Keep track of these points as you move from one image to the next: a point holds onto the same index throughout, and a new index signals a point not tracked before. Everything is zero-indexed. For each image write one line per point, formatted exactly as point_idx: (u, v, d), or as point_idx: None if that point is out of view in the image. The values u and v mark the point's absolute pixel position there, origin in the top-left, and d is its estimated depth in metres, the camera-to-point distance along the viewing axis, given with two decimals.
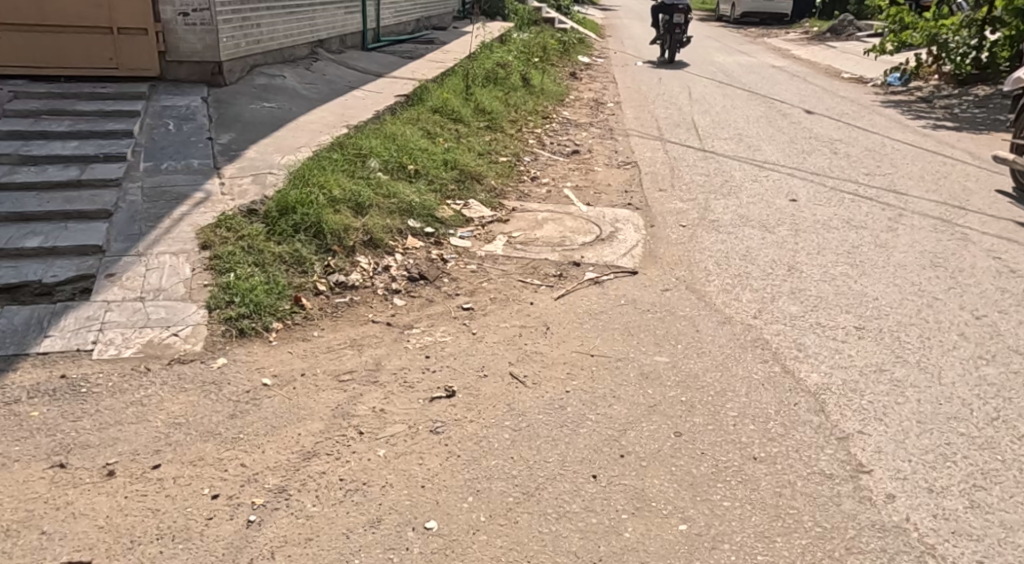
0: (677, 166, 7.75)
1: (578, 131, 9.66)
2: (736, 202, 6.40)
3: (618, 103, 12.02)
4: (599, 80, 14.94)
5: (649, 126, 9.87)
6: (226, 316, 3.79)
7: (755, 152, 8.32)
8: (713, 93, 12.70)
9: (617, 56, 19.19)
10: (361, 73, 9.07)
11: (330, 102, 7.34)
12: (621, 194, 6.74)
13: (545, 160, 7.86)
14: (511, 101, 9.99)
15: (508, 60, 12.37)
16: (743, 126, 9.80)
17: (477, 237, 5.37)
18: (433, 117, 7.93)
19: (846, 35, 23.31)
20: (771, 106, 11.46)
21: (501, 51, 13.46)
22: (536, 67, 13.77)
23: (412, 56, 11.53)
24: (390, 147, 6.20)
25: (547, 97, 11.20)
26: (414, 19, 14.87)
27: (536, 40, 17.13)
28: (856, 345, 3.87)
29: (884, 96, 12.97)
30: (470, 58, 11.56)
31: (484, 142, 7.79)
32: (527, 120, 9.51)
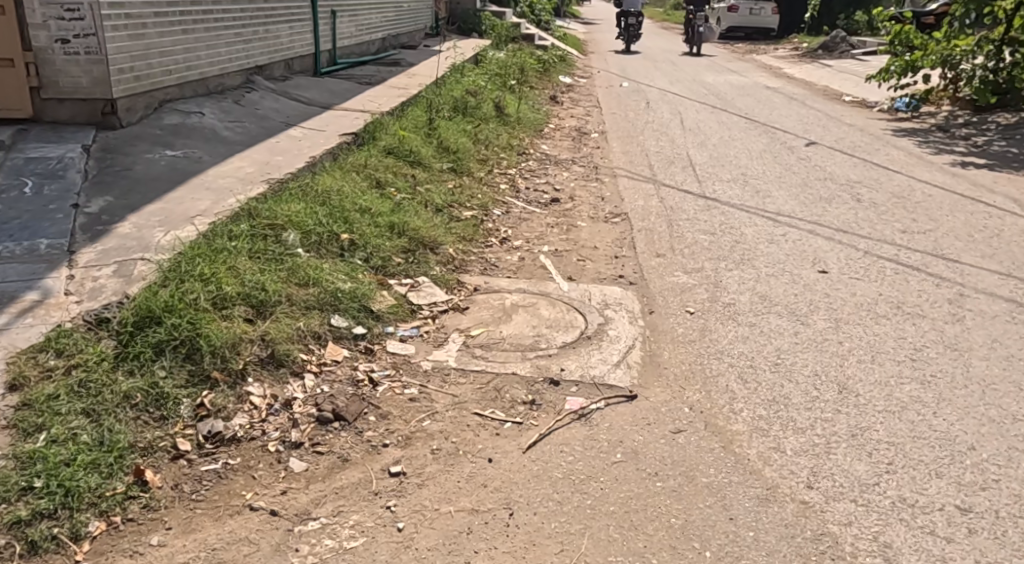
0: (675, 219, 6.53)
1: (558, 170, 8.42)
2: (753, 275, 5.17)
3: (603, 133, 10.81)
4: (581, 104, 13.73)
5: (640, 164, 8.64)
6: (13, 520, 2.53)
7: (765, 199, 7.11)
8: (707, 121, 11.51)
9: (599, 76, 18.01)
10: (304, 105, 7.80)
11: (255, 147, 6.06)
12: (610, 264, 5.50)
13: (518, 213, 6.62)
14: (482, 135, 8.75)
15: (480, 85, 11.14)
16: (747, 164, 8.58)
17: (424, 340, 4.07)
18: (385, 163, 6.66)
19: (840, 51, 22.27)
20: (774, 138, 10.27)
21: (473, 74, 12.21)
22: (512, 91, 12.55)
23: (371, 81, 10.27)
24: (320, 212, 4.90)
25: (524, 129, 9.95)
26: (379, 38, 13.61)
27: (513, 61, 15.91)
28: (962, 546, 2.65)
29: (894, 122, 11.81)
30: (438, 85, 10.30)
31: (444, 194, 6.53)
32: (499, 159, 8.26)
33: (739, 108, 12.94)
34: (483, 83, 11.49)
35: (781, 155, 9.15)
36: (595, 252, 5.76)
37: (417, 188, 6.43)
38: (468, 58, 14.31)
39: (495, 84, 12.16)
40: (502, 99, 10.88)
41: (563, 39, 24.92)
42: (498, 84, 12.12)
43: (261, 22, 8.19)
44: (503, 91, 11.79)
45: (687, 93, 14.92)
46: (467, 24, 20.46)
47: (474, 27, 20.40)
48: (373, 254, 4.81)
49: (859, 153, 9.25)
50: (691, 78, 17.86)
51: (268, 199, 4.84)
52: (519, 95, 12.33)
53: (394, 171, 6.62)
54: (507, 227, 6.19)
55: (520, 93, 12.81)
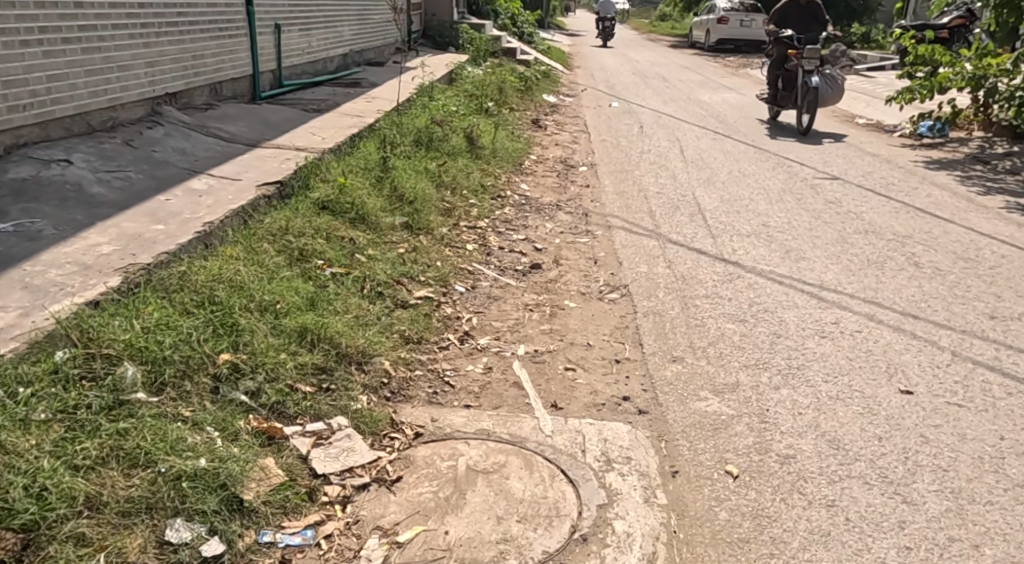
0: (689, 296, 5.08)
1: (540, 220, 6.97)
2: (810, 397, 3.71)
3: (593, 165, 9.37)
4: (567, 128, 12.31)
5: (638, 212, 7.20)
6: None
7: (798, 264, 5.67)
8: (711, 150, 10.11)
9: (586, 95, 16.59)
10: (223, 144, 6.31)
11: (133, 207, 4.56)
12: (608, 379, 4.00)
13: (488, 287, 5.15)
14: (447, 176, 7.27)
15: (451, 111, 9.69)
16: (767, 211, 7.14)
17: (322, 557, 2.63)
18: (315, 224, 5.17)
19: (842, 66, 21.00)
20: (791, 173, 8.84)
21: (444, 97, 10.74)
22: (487, 117, 11.10)
23: (320, 108, 8.78)
24: (191, 322, 3.41)
25: (500, 165, 8.47)
26: (340, 56, 12.14)
27: (491, 79, 14.48)
28: None
29: (923, 150, 10.41)
30: (399, 112, 8.82)
31: (392, 266, 5.05)
32: (469, 207, 6.79)
33: (743, 135, 11.53)
34: (455, 109, 10.04)
35: (805, 196, 7.73)
36: (588, 354, 4.28)
37: (355, 262, 4.95)
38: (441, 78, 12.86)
39: (466, 109, 10.73)
40: (478, 129, 9.42)
41: (547, 52, 23.50)
42: (469, 111, 10.68)
43: (173, 41, 6.69)
44: (478, 118, 10.34)
45: (683, 115, 13.52)
46: (442, 37, 18.98)
47: (450, 41, 18.93)
48: (267, 384, 3.31)
49: (895, 195, 7.81)
50: (685, 97, 16.46)
51: (113, 307, 3.35)
52: (496, 122, 10.89)
53: (326, 236, 5.12)
54: (472, 313, 4.71)
55: (498, 119, 11.36)
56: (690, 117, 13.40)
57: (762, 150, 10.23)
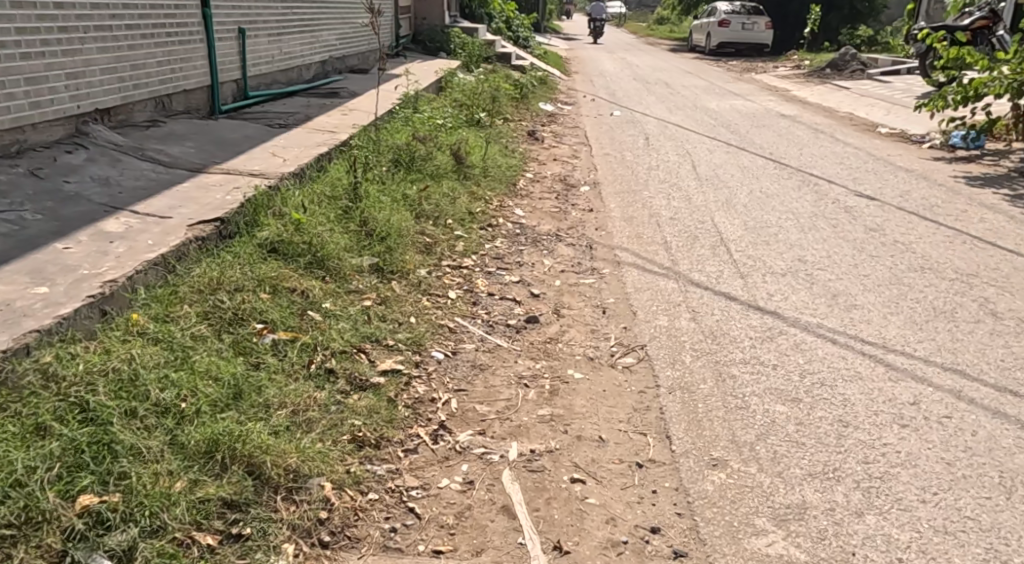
0: (725, 361, 4.10)
1: (538, 254, 6.00)
2: (908, 529, 2.83)
3: (596, 185, 8.41)
4: (566, 141, 11.36)
5: (651, 243, 6.23)
6: None
7: (850, 314, 4.70)
8: (726, 167, 9.16)
9: (585, 102, 15.60)
10: (160, 168, 5.31)
11: (15, 262, 3.56)
12: (629, 494, 3.01)
13: (473, 351, 4.16)
14: (428, 205, 6.28)
15: (437, 126, 8.73)
16: (800, 242, 6.17)
17: None
18: (257, 276, 4.19)
19: (851, 70, 20.16)
20: (820, 193, 7.87)
21: (430, 109, 9.74)
22: (477, 131, 10.11)
23: (288, 122, 7.78)
24: (44, 450, 2.55)
25: (490, 190, 7.47)
26: (318, 63, 11.14)
27: (483, 87, 13.52)
28: None
29: (961, 163, 9.46)
30: (378, 128, 7.84)
31: (352, 328, 4.07)
32: (453, 243, 5.81)
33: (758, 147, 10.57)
34: (442, 123, 9.06)
35: (840, 222, 6.77)
36: (600, 454, 3.27)
37: (304, 325, 3.95)
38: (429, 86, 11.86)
39: (454, 121, 9.74)
40: (467, 145, 8.43)
41: (543, 58, 22.50)
42: (458, 123, 9.69)
43: (103, 48, 5.65)
44: (469, 134, 9.36)
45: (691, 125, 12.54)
46: (433, 43, 17.96)
47: (440, 46, 17.92)
48: (143, 539, 2.43)
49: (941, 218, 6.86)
50: (690, 105, 15.48)
51: None
52: (488, 137, 9.91)
53: (269, 293, 4.14)
54: (450, 390, 3.71)
55: (490, 133, 10.37)
56: (699, 127, 12.40)
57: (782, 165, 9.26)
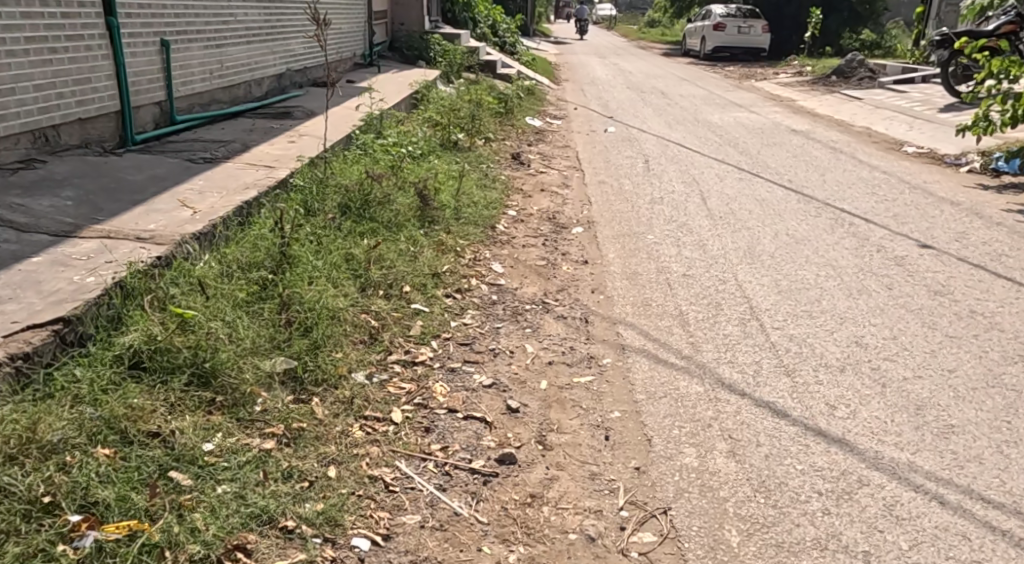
0: (789, 544, 2.86)
1: (519, 334, 4.69)
2: None
3: (590, 226, 7.14)
4: (555, 163, 10.09)
5: (663, 316, 4.94)
6: None
7: (947, 444, 3.42)
8: (742, 200, 7.89)
9: (576, 115, 14.30)
10: (8, 235, 4.02)
11: None
12: None
13: (417, 524, 2.86)
14: (378, 269, 4.96)
15: (403, 155, 7.42)
16: (852, 314, 4.89)
17: None
18: (99, 413, 2.87)
19: (859, 77, 18.97)
20: (859, 236, 6.59)
21: (396, 134, 8.40)
22: (452, 158, 8.81)
23: (217, 155, 6.47)
24: None
25: (463, 241, 6.15)
26: (274, 76, 9.82)
27: (464, 101, 12.25)
28: None
29: (1013, 193, 8.19)
30: (328, 164, 6.52)
31: (232, 499, 2.76)
32: (408, 324, 4.49)
33: (774, 172, 9.27)
34: (408, 153, 7.71)
35: (894, 281, 5.50)
36: None
37: (157, 502, 2.65)
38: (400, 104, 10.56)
39: (424, 147, 8.40)
40: (437, 181, 7.10)
41: (531, 65, 21.23)
42: (428, 150, 8.35)
43: None
44: (441, 163, 8.04)
45: (696, 144, 11.22)
46: (411, 50, 16.68)
47: (419, 54, 16.64)
48: None
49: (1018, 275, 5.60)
50: (691, 118, 14.19)
51: None
52: (465, 167, 8.58)
53: (115, 444, 2.82)
54: None
55: (468, 161, 9.05)
56: (704, 147, 11.10)
57: (806, 197, 7.96)
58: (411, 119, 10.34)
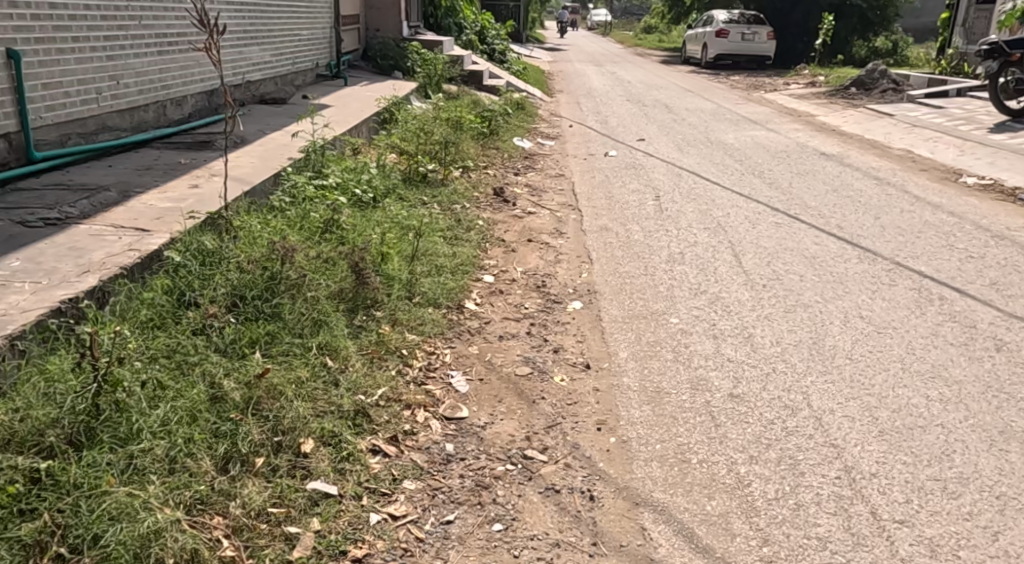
0: None
1: (485, 532, 2.90)
2: None
3: (591, 298, 5.39)
4: (548, 199, 8.35)
5: (714, 491, 3.16)
6: None
7: None
8: (788, 257, 6.13)
9: (571, 136, 12.58)
10: None
11: None
12: None
13: None
14: (258, 424, 3.13)
15: (345, 208, 5.65)
16: (1013, 491, 3.11)
17: None
18: None
19: (883, 91, 17.30)
20: (964, 322, 4.80)
21: (343, 172, 6.60)
22: (415, 204, 7.02)
23: (76, 207, 4.70)
24: None
25: (410, 342, 4.33)
26: (204, 92, 8.06)
27: (441, 122, 10.52)
28: None
29: None
30: (226, 231, 4.69)
31: None
32: (289, 542, 2.70)
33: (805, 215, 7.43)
34: (349, 204, 5.89)
35: None
36: None
37: None
38: (358, 131, 8.79)
39: (377, 192, 6.59)
40: (385, 244, 5.28)
41: (522, 75, 19.53)
42: (382, 198, 6.55)
43: None
44: (398, 213, 6.24)
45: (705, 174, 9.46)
46: (386, 60, 14.96)
47: (395, 64, 14.91)
48: None
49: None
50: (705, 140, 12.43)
51: None
52: (430, 215, 6.76)
53: None
54: None
55: (435, 207, 7.24)
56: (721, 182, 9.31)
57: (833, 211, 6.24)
58: (371, 149, 8.57)
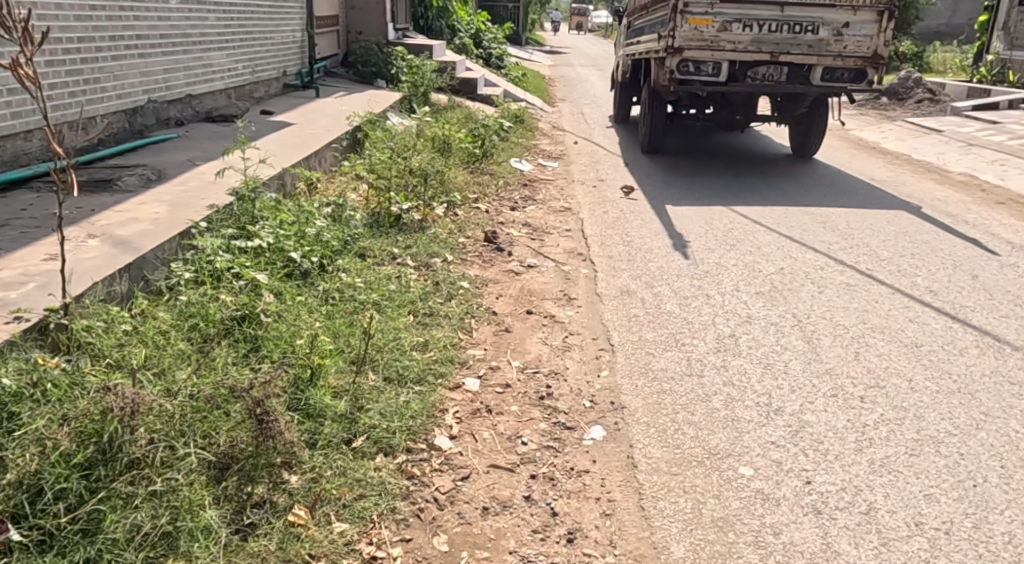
0: None
1: None
2: None
3: (618, 419, 3.83)
4: (553, 246, 6.81)
5: None
6: None
7: None
8: (879, 345, 4.57)
9: (576, 157, 11.02)
10: None
11: None
12: None
13: None
14: None
15: (271, 292, 4.07)
16: None
17: None
18: None
19: (918, 104, 15.97)
20: None
21: (278, 228, 4.95)
22: (378, 267, 5.43)
23: None
24: None
25: (337, 545, 2.73)
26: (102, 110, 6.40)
27: (428, 148, 8.99)
28: None
29: None
30: (66, 358, 3.10)
31: None
32: None
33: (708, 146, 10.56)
34: (274, 281, 4.24)
35: None
36: None
37: None
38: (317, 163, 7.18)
39: (319, 252, 4.93)
40: (318, 342, 3.65)
41: (521, 83, 17.90)
42: (331, 266, 4.93)
43: None
44: (351, 290, 4.66)
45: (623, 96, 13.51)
46: (367, 67, 13.36)
47: (377, 71, 13.35)
48: None
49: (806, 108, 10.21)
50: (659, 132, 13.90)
51: None
52: (396, 284, 5.15)
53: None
54: None
55: (409, 268, 5.64)
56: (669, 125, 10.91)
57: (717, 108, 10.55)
58: (333, 183, 7.00)
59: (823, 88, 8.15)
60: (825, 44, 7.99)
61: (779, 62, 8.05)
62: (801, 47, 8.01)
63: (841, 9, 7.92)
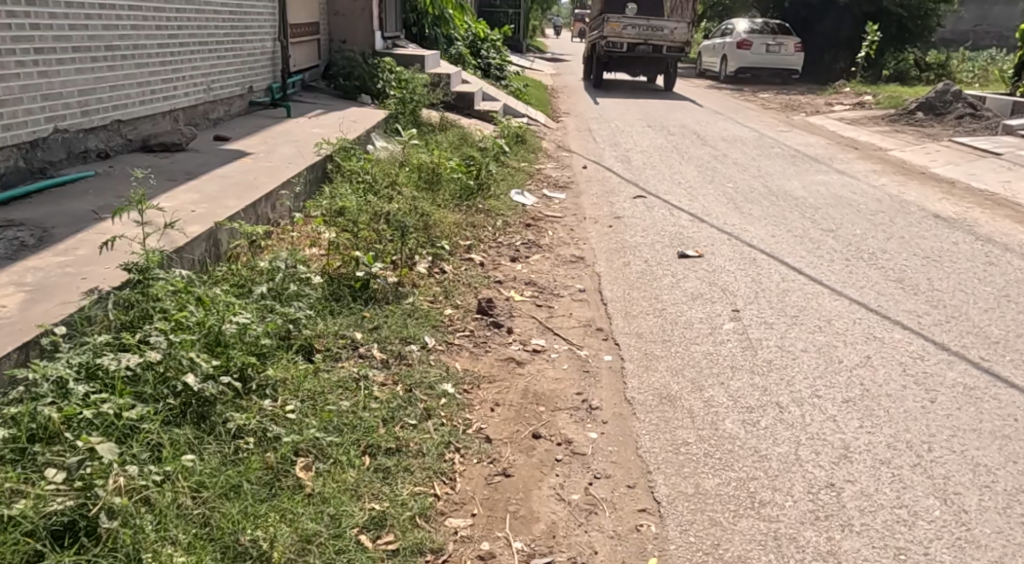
0: None
1: None
2: None
3: None
4: (567, 317, 5.41)
5: None
6: None
7: None
8: None
9: (586, 186, 9.63)
10: None
11: None
12: None
13: None
14: None
15: (137, 467, 2.67)
16: None
17: None
18: None
19: (959, 120, 14.61)
20: None
21: (177, 332, 3.47)
22: (327, 370, 3.98)
23: None
24: None
25: None
26: None
27: (415, 183, 7.62)
28: None
29: None
30: None
31: None
32: None
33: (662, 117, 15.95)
34: (131, 442, 2.80)
35: None
36: None
37: None
38: (266, 214, 5.72)
39: (227, 361, 3.44)
40: None
41: (523, 94, 16.47)
42: (248, 384, 3.46)
43: None
44: (276, 425, 3.24)
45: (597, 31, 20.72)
46: (350, 80, 11.93)
47: (362, 85, 11.92)
48: None
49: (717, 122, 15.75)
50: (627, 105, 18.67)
51: None
52: (348, 401, 3.69)
53: None
54: None
55: (371, 371, 4.17)
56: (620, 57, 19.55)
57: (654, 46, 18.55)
58: (287, 238, 5.55)
59: (670, 55, 18.82)
60: (669, 35, 18.58)
61: (650, 42, 18.72)
62: (657, 38, 18.68)
63: (671, 22, 18.39)
